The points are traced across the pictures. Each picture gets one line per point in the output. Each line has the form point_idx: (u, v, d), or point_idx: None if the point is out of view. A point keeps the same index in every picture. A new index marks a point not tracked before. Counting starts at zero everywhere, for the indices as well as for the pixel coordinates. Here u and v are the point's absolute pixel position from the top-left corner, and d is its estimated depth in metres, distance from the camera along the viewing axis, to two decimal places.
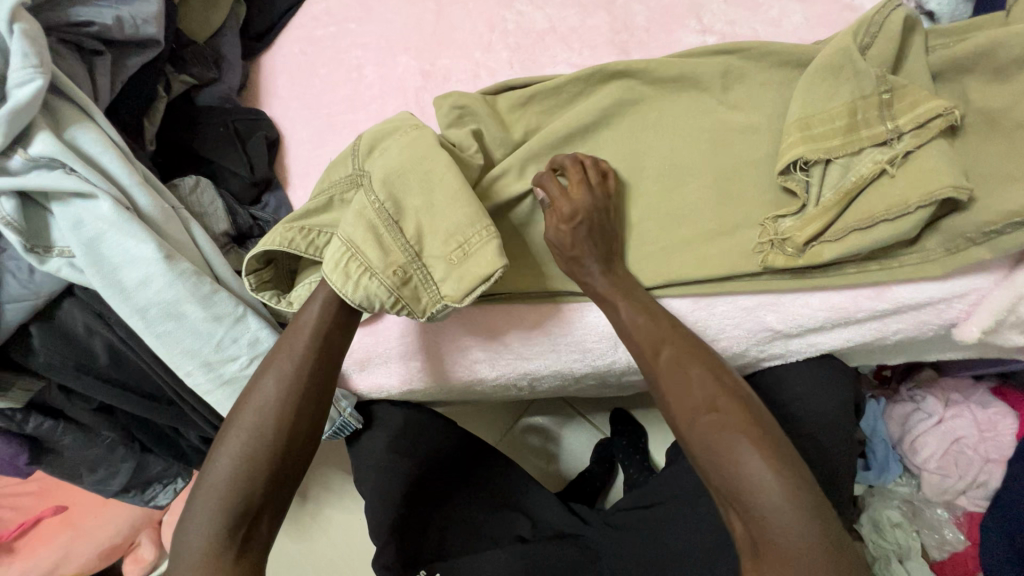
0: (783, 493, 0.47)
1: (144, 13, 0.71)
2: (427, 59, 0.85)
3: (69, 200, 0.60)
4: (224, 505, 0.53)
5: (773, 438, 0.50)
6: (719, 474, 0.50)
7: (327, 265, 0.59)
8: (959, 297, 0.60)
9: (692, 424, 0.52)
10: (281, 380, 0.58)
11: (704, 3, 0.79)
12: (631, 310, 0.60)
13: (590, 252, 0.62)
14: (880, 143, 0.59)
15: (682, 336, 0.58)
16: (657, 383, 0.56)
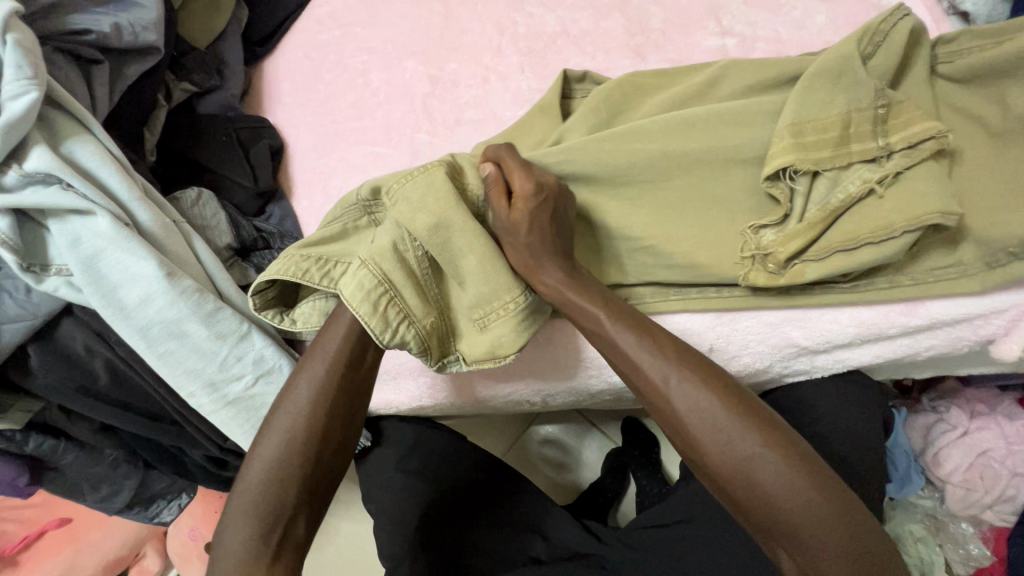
0: (829, 519, 0.45)
1: (143, 20, 0.68)
2: (435, 63, 0.82)
3: (68, 217, 0.57)
4: (256, 514, 0.52)
5: (801, 451, 0.48)
6: (761, 509, 0.47)
7: (355, 303, 0.55)
8: (997, 313, 0.58)
9: (724, 459, 0.47)
10: (309, 385, 0.56)
11: (724, 4, 0.76)
12: (621, 328, 0.54)
13: (554, 253, 0.58)
14: (869, 160, 0.57)
15: (687, 355, 0.52)
16: (674, 416, 0.50)
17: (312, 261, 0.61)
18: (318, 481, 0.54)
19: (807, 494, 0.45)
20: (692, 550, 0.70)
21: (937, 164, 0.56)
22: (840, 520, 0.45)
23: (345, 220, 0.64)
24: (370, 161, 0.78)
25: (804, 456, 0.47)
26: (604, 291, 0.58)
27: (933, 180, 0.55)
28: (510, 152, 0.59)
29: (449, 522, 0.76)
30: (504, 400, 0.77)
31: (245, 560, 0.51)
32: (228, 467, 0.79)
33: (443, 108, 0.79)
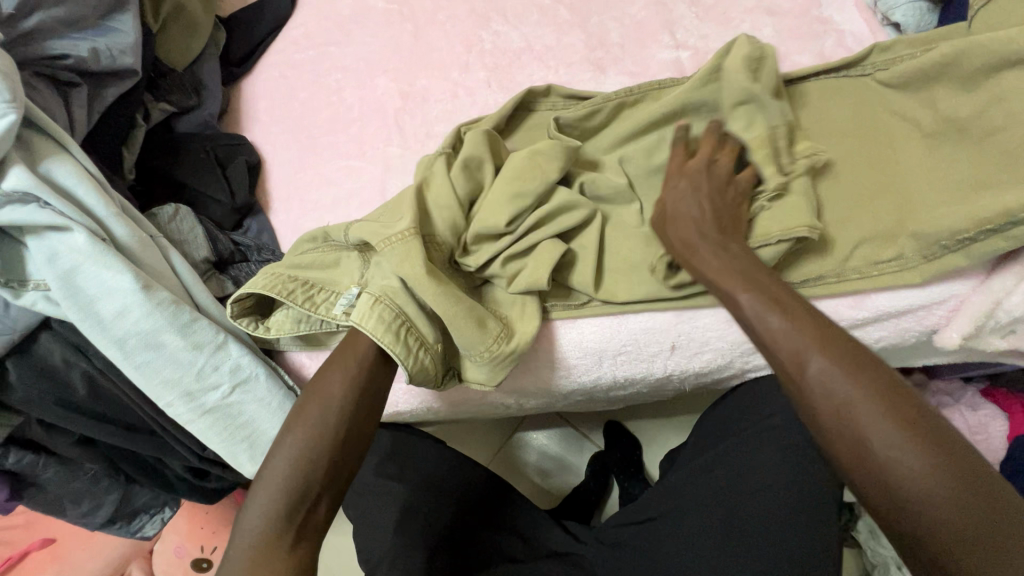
0: (994, 547, 0.37)
1: (121, 44, 0.72)
2: (406, 80, 0.85)
3: (44, 233, 0.59)
4: (285, 487, 0.51)
5: (979, 474, 0.40)
6: (903, 522, 0.40)
7: (380, 333, 0.56)
8: (937, 303, 0.61)
9: (865, 459, 0.42)
10: (348, 371, 0.56)
11: (677, 19, 0.80)
12: (761, 309, 0.50)
13: (761, 241, 0.59)
14: (750, 185, 0.62)
15: (837, 341, 0.46)
16: (807, 400, 0.45)
17: (299, 284, 0.65)
18: (343, 465, 0.54)
19: (964, 513, 0.38)
20: (666, 547, 0.71)
21: (802, 181, 0.62)
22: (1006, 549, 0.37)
23: (333, 256, 0.66)
24: (344, 174, 0.81)
25: (969, 469, 0.40)
26: (778, 282, 0.52)
27: (798, 202, 0.60)
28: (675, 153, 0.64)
29: (424, 524, 0.75)
30: (484, 404, 0.79)
31: (261, 551, 0.49)
32: (208, 477, 0.80)
33: (413, 122, 0.82)
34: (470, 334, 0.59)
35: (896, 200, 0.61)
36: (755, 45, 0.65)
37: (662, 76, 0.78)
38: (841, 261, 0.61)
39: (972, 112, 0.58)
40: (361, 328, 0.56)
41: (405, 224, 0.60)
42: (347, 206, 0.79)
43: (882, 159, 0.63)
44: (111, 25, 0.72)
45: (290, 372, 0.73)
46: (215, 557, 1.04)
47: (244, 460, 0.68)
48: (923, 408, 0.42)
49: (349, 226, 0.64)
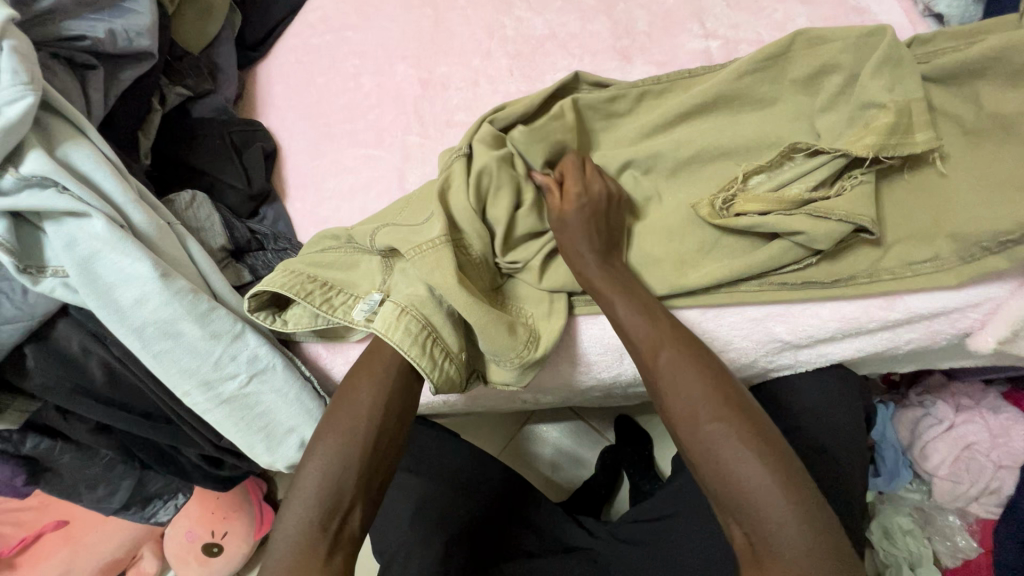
0: (784, 501, 0.45)
1: (137, 26, 0.70)
2: (425, 67, 0.83)
3: (62, 218, 0.58)
4: (319, 498, 0.51)
5: (776, 446, 0.48)
6: (721, 485, 0.47)
7: (403, 342, 0.56)
8: (973, 307, 0.59)
9: (694, 428, 0.50)
10: (377, 380, 0.57)
11: (707, 8, 0.78)
12: (627, 307, 0.57)
13: (584, 241, 0.60)
14: (801, 175, 0.61)
15: (683, 338, 0.55)
16: (658, 387, 0.53)
17: (317, 285, 0.65)
18: (376, 473, 0.54)
19: (760, 471, 0.46)
20: (683, 547, 0.71)
21: (854, 177, 0.60)
22: (795, 507, 0.45)
23: (357, 258, 0.67)
24: (362, 163, 0.79)
25: (774, 444, 0.48)
26: (636, 284, 0.60)
27: (851, 200, 0.58)
28: (574, 159, 0.66)
29: (439, 516, 0.75)
30: (489, 397, 0.78)
31: (302, 551, 0.50)
32: (223, 465, 0.80)
33: (433, 110, 0.81)
34: (501, 340, 0.59)
35: (932, 200, 0.60)
36: (793, 37, 0.64)
37: (691, 66, 0.76)
38: (882, 260, 0.60)
39: (1018, 109, 0.57)
40: (387, 338, 0.57)
41: (438, 228, 0.60)
42: (364, 195, 0.78)
43: (920, 156, 0.60)
44: (126, 6, 0.70)
45: (306, 362, 0.72)
46: (225, 542, 1.04)
47: (260, 451, 0.68)
48: (744, 393, 0.51)
49: (376, 232, 0.65)
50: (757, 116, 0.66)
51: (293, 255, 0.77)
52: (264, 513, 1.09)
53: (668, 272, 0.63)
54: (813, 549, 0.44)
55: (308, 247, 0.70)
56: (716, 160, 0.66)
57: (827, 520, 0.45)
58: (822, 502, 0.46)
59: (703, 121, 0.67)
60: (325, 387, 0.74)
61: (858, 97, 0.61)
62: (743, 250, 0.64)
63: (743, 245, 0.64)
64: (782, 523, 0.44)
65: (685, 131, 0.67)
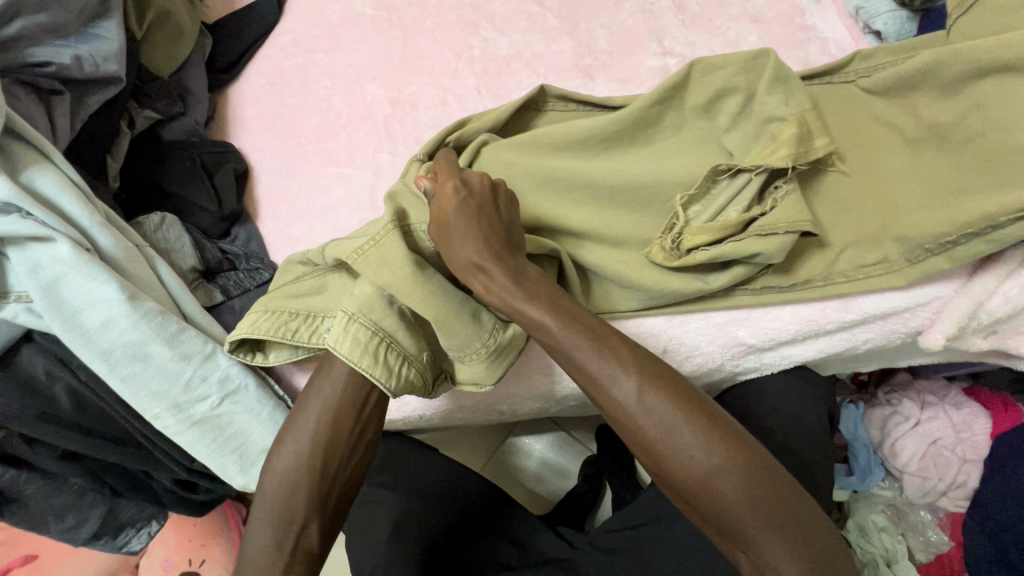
0: (782, 522, 0.47)
1: (104, 51, 0.71)
2: (395, 87, 0.85)
3: (26, 244, 0.58)
4: (271, 522, 0.53)
5: (762, 466, 0.49)
6: (720, 518, 0.48)
7: (353, 353, 0.56)
8: (922, 306, 0.62)
9: (685, 466, 0.49)
10: (326, 397, 0.57)
11: (664, 27, 0.82)
12: (584, 343, 0.52)
13: (472, 244, 0.55)
14: (738, 193, 0.62)
15: (649, 370, 0.51)
16: (635, 430, 0.50)
17: (300, 318, 0.65)
18: (328, 492, 0.55)
19: (755, 499, 0.47)
20: (662, 553, 0.72)
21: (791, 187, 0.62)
22: (790, 525, 0.47)
23: (323, 280, 0.66)
24: (334, 181, 0.80)
25: (761, 465, 0.49)
26: (553, 291, 0.55)
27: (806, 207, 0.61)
28: (444, 163, 0.61)
29: (418, 529, 0.75)
30: (465, 411, 0.79)
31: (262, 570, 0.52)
32: (197, 489, 0.79)
33: (403, 129, 0.82)
34: (460, 334, 0.59)
35: (880, 204, 0.63)
36: (689, 67, 0.65)
37: (650, 82, 0.79)
38: (836, 264, 0.62)
39: (952, 119, 0.60)
40: (337, 351, 0.57)
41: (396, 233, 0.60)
42: (337, 214, 0.79)
43: (820, 161, 0.64)
44: (93, 32, 0.72)
45: (280, 382, 0.72)
46: (203, 570, 1.02)
47: (233, 472, 0.67)
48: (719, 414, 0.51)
49: (324, 246, 0.65)
50: None
51: (265, 273, 0.77)
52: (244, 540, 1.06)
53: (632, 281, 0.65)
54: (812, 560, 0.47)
55: (280, 276, 0.70)
56: None
57: (816, 523, 0.49)
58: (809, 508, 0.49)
59: (667, 134, 0.68)
60: None
61: (760, 114, 0.64)
62: None
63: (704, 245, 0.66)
64: (783, 546, 0.47)
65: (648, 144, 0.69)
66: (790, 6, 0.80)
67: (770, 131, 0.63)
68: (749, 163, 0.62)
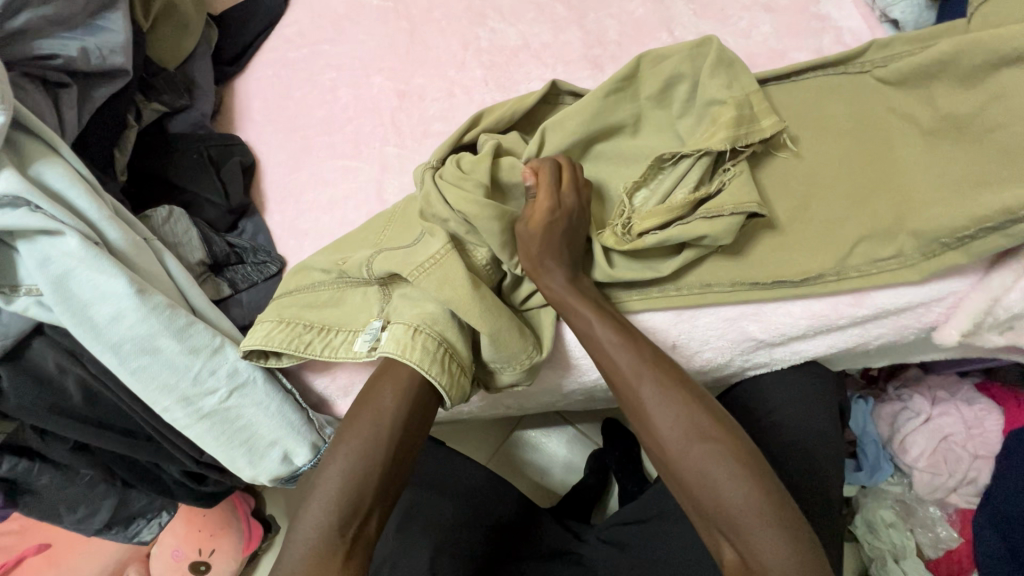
0: (773, 517, 0.47)
1: (111, 44, 0.70)
2: (401, 79, 0.84)
3: (35, 237, 0.58)
4: (336, 504, 0.52)
5: (757, 461, 0.50)
6: (713, 506, 0.49)
7: (420, 363, 0.57)
8: (937, 301, 0.61)
9: (684, 451, 0.51)
10: (398, 386, 0.57)
11: (675, 17, 0.80)
12: (607, 330, 0.58)
13: (553, 259, 0.60)
14: (682, 175, 0.63)
15: (661, 359, 0.56)
16: (642, 410, 0.54)
17: (314, 331, 0.66)
18: (393, 480, 0.55)
19: (747, 490, 0.48)
20: (668, 549, 0.71)
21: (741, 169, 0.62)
22: (780, 523, 0.47)
23: (345, 291, 0.67)
24: (340, 174, 0.80)
25: (755, 460, 0.50)
26: (600, 300, 0.61)
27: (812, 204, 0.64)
28: (551, 165, 0.62)
29: (425, 522, 0.75)
30: (473, 405, 0.79)
31: (319, 554, 0.50)
32: (206, 481, 0.79)
33: (410, 121, 0.82)
34: (508, 347, 0.61)
35: (896, 196, 0.62)
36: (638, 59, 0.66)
37: None
38: (849, 256, 0.62)
39: (971, 109, 0.59)
40: (405, 359, 0.58)
41: (452, 253, 0.62)
42: (343, 207, 0.78)
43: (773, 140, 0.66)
44: (99, 24, 0.71)
45: (288, 375, 0.72)
46: (213, 560, 1.02)
47: (242, 465, 0.67)
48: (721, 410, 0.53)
49: (371, 260, 0.65)
50: None
51: (272, 267, 0.76)
52: (253, 530, 1.06)
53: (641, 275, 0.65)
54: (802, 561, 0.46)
55: (294, 277, 0.70)
56: None
57: (808, 532, 0.48)
58: (800, 516, 0.49)
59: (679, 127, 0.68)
60: (307, 399, 0.73)
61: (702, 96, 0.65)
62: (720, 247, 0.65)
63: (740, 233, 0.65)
64: (773, 541, 0.46)
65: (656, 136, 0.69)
66: None
67: (712, 115, 0.64)
68: (686, 147, 0.63)
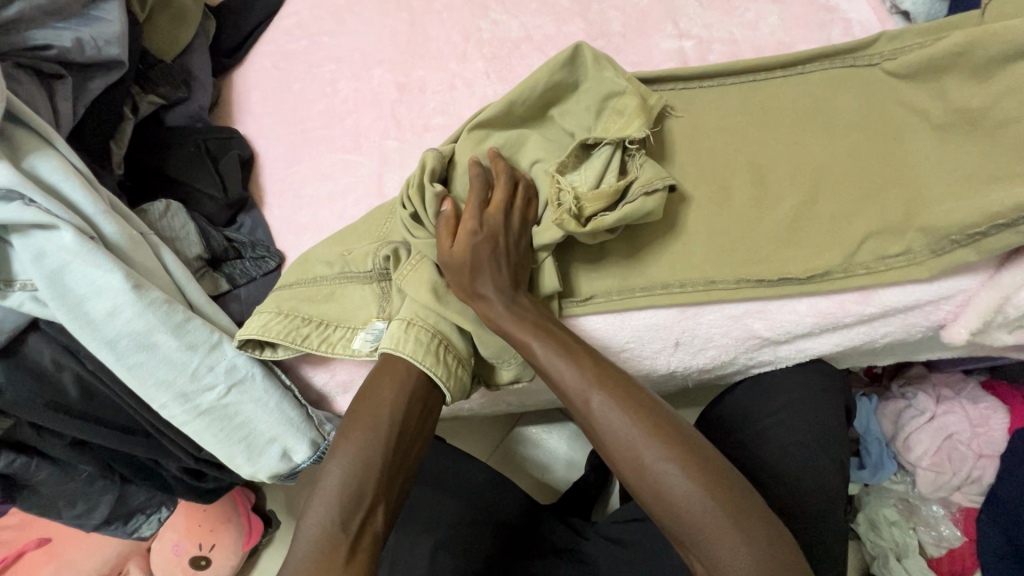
0: (738, 530, 0.46)
1: (107, 34, 0.69)
2: (402, 71, 0.83)
3: (30, 232, 0.57)
4: (339, 501, 0.50)
5: (717, 474, 0.48)
6: (675, 524, 0.48)
7: (413, 354, 0.57)
8: (946, 299, 0.60)
9: (639, 471, 0.49)
10: (400, 380, 0.57)
11: (680, 8, 0.79)
12: (549, 352, 0.54)
13: (485, 278, 0.57)
14: (609, 157, 0.62)
15: (608, 376, 0.53)
16: (595, 432, 0.51)
17: (312, 325, 0.65)
18: (397, 475, 0.54)
19: (708, 505, 0.46)
20: (670, 547, 0.71)
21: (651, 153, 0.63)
22: (745, 536, 0.46)
23: (346, 286, 0.67)
24: (339, 168, 0.79)
25: (716, 472, 0.48)
26: (544, 319, 0.57)
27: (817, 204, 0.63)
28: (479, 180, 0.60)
29: (425, 520, 0.74)
30: (474, 402, 0.78)
31: (324, 551, 0.49)
32: (205, 478, 0.79)
33: (410, 114, 0.80)
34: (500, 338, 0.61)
35: (906, 193, 0.61)
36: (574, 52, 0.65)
37: (665, 66, 0.76)
38: (859, 254, 0.61)
39: (984, 103, 0.57)
40: (399, 352, 0.58)
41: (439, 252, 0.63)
42: (343, 201, 0.77)
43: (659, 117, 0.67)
44: (94, 14, 0.70)
45: (287, 371, 0.71)
46: (213, 556, 1.02)
47: (240, 462, 0.67)
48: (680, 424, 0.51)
49: (376, 250, 0.65)
50: (721, 117, 0.68)
51: (271, 263, 0.76)
52: (253, 526, 1.06)
53: (646, 271, 0.64)
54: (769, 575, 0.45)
55: (297, 268, 0.68)
56: (691, 161, 0.67)
57: (780, 536, 0.46)
58: (771, 520, 0.47)
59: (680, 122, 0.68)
60: (306, 395, 0.72)
61: None
62: (728, 242, 0.64)
63: (743, 231, 0.64)
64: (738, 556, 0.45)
65: (659, 134, 0.68)
66: None
67: (610, 110, 0.65)
68: (601, 133, 0.63)
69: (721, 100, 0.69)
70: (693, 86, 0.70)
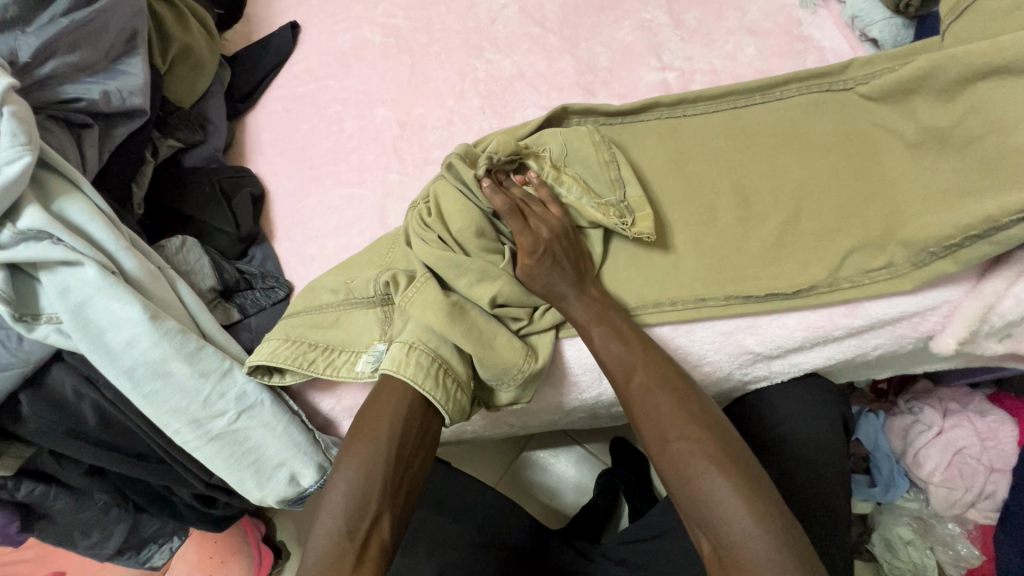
0: (744, 510, 0.47)
1: (131, 86, 0.75)
2: (403, 109, 0.88)
3: (57, 268, 0.62)
4: (345, 511, 0.53)
5: (739, 459, 0.50)
6: (688, 500, 0.50)
7: (415, 377, 0.58)
8: (932, 310, 0.61)
9: (663, 447, 0.52)
10: (397, 397, 0.58)
11: (663, 42, 0.84)
12: (607, 338, 0.60)
13: (559, 276, 0.63)
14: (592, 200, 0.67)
15: (654, 361, 0.58)
16: (631, 407, 0.56)
17: (318, 350, 0.68)
18: (400, 485, 0.55)
19: (722, 483, 0.49)
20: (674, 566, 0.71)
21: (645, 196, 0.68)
22: (755, 516, 0.47)
23: (348, 313, 0.69)
24: (345, 203, 0.83)
25: (736, 456, 0.50)
26: (612, 308, 0.63)
27: (817, 215, 0.65)
28: (558, 275, 0.62)
29: (432, 542, 0.75)
30: (476, 424, 0.79)
31: (332, 556, 0.52)
32: (216, 504, 0.81)
33: (411, 149, 0.85)
34: (502, 361, 0.62)
35: (885, 209, 0.63)
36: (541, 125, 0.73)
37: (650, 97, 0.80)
38: (841, 267, 0.63)
39: (952, 121, 0.60)
40: (400, 374, 0.59)
41: (441, 280, 0.65)
42: (348, 233, 0.81)
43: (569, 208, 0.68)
44: (120, 68, 0.76)
45: (294, 397, 0.74)
46: None
47: (250, 486, 0.68)
48: (711, 410, 0.54)
49: (376, 277, 0.68)
50: (706, 144, 0.71)
51: (280, 292, 0.80)
52: (262, 556, 1.06)
53: (637, 292, 0.66)
54: (776, 555, 0.45)
55: (303, 297, 0.72)
56: (676, 183, 0.70)
57: (792, 527, 0.47)
58: (785, 510, 0.48)
59: (667, 150, 0.72)
60: (313, 419, 0.75)
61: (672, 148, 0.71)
62: (716, 258, 0.66)
63: (730, 249, 0.66)
64: (745, 534, 0.46)
65: (648, 159, 0.72)
66: (786, 18, 0.82)
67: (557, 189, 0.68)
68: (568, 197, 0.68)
69: (706, 124, 0.73)
70: (677, 113, 0.74)
